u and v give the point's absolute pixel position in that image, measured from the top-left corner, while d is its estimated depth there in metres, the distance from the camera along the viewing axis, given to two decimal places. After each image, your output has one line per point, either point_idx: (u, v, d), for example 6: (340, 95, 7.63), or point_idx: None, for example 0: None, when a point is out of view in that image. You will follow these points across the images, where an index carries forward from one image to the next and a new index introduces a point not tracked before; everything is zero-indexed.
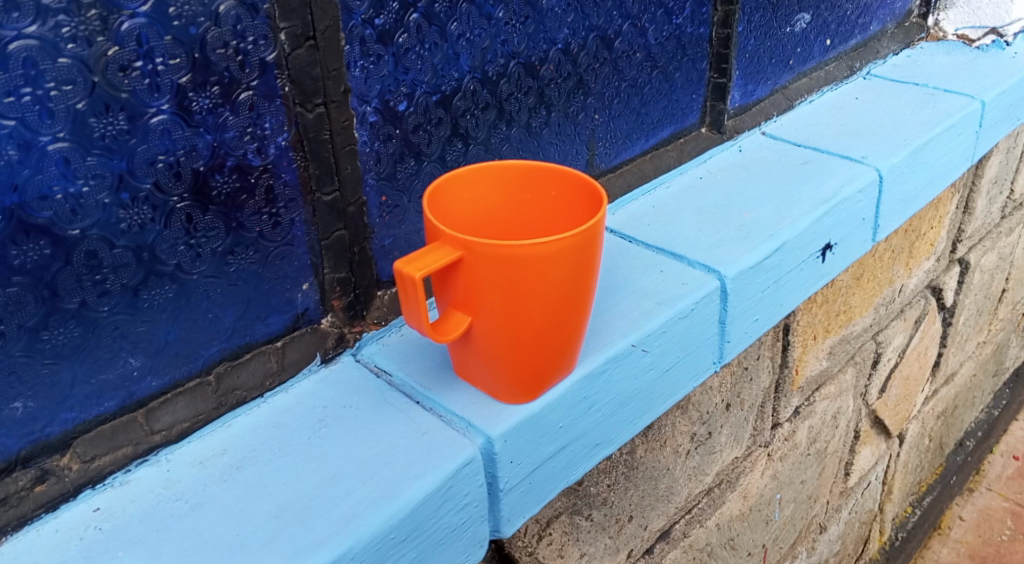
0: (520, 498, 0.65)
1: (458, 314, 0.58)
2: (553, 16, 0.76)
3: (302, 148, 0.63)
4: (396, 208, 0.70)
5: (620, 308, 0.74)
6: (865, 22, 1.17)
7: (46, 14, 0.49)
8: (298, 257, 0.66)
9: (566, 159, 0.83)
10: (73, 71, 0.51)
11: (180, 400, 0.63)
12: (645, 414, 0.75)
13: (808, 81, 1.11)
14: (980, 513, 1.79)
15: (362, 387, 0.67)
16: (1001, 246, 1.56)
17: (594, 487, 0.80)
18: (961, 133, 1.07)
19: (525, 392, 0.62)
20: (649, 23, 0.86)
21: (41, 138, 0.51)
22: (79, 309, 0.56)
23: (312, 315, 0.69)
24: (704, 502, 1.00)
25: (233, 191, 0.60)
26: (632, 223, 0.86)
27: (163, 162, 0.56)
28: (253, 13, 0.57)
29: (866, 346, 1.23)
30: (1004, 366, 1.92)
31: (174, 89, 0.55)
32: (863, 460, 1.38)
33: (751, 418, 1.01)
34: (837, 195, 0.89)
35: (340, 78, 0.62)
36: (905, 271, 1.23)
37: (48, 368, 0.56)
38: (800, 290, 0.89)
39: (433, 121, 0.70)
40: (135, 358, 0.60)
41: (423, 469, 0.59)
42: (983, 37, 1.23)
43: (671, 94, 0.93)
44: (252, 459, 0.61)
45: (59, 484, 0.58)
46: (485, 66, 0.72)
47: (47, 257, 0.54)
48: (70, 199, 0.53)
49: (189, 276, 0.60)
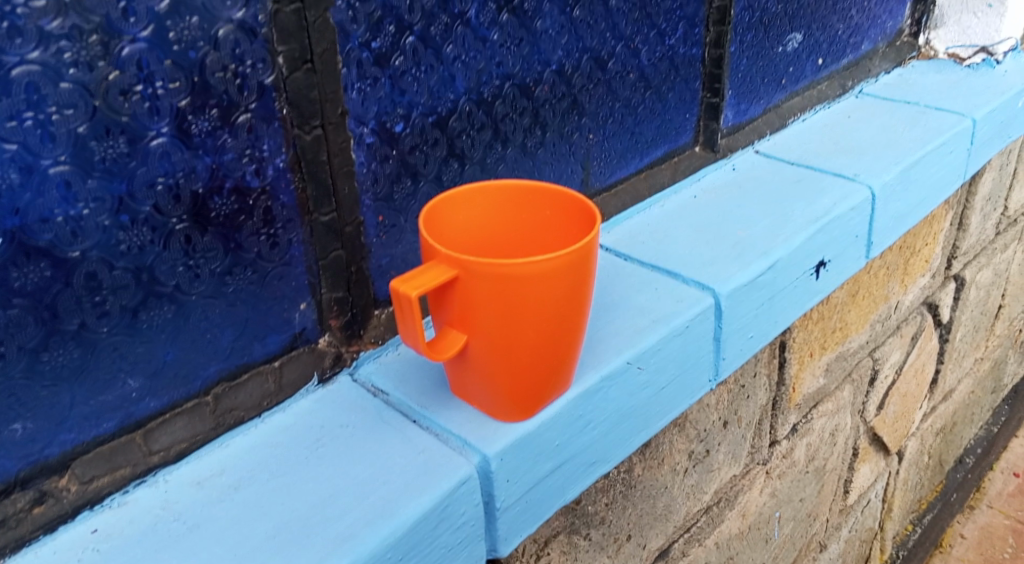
0: (517, 517, 0.65)
1: (454, 332, 0.59)
2: (548, 39, 0.77)
3: (300, 169, 0.63)
4: (393, 228, 0.71)
5: (615, 325, 0.74)
6: (856, 42, 1.18)
7: (49, 40, 0.50)
8: (296, 277, 0.66)
9: (562, 178, 0.84)
10: (74, 95, 0.52)
11: (179, 420, 0.63)
12: (642, 432, 0.75)
13: (800, 99, 1.12)
14: (981, 531, 1.79)
15: (359, 406, 0.67)
16: (996, 262, 1.56)
17: (592, 506, 0.80)
18: (952, 150, 1.08)
19: (521, 410, 0.63)
20: (642, 44, 0.87)
21: (43, 161, 0.52)
22: (78, 330, 0.56)
23: (310, 335, 0.69)
24: (704, 520, 1.00)
25: (232, 212, 0.60)
26: (627, 241, 0.87)
27: (162, 184, 0.56)
28: (252, 37, 0.58)
29: (863, 363, 1.24)
30: (1002, 382, 1.92)
31: (174, 112, 0.55)
32: (862, 477, 1.38)
33: (749, 436, 1.01)
34: (830, 212, 0.90)
35: (337, 100, 0.63)
36: (900, 288, 1.24)
37: (47, 390, 0.56)
38: (794, 307, 0.90)
39: (429, 141, 0.71)
40: (134, 379, 0.60)
41: (420, 488, 0.59)
42: (973, 56, 1.25)
43: (665, 113, 0.94)
44: (249, 479, 0.61)
45: (56, 506, 0.58)
46: (480, 87, 0.73)
47: (48, 278, 0.54)
48: (70, 222, 0.54)
49: (187, 297, 0.60)
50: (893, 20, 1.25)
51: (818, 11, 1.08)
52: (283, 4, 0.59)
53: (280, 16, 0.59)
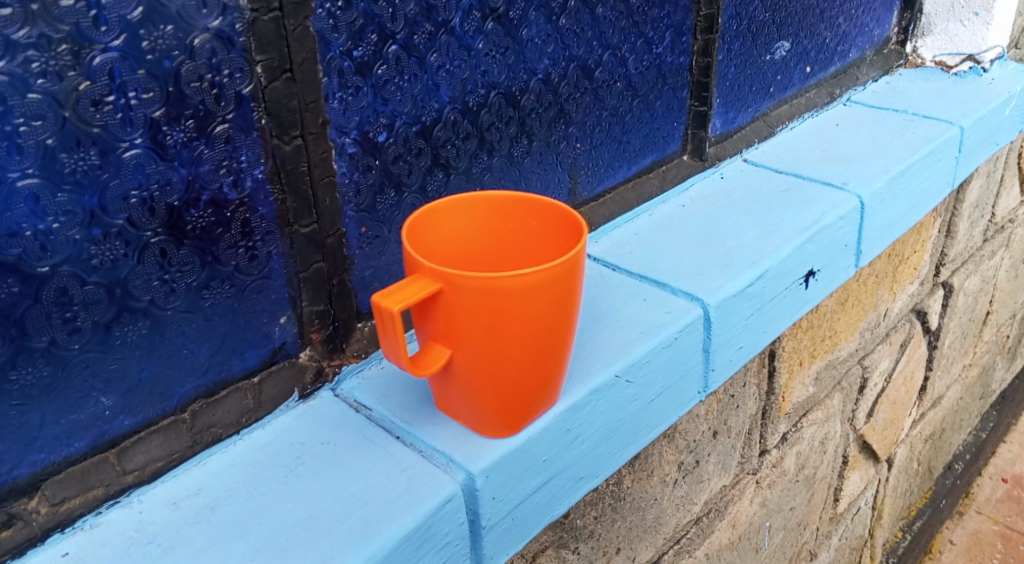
0: (503, 535, 0.64)
1: (438, 347, 0.57)
2: (534, 47, 0.76)
3: (279, 180, 0.62)
4: (377, 239, 0.70)
5: (603, 338, 0.73)
6: (844, 50, 1.18)
7: (16, 49, 0.48)
8: (275, 290, 0.65)
9: (549, 188, 0.83)
10: (43, 106, 0.50)
11: (154, 438, 0.61)
12: (631, 445, 0.74)
13: (788, 108, 1.11)
14: (970, 537, 1.77)
15: (341, 423, 0.66)
16: (984, 268, 1.56)
17: (581, 520, 0.79)
18: (941, 157, 1.07)
19: (507, 426, 0.61)
20: (629, 53, 0.86)
21: (10, 174, 0.50)
22: (48, 347, 0.55)
23: (290, 349, 0.68)
24: (694, 531, 0.98)
25: (209, 225, 0.59)
26: (615, 250, 0.86)
27: (136, 197, 0.55)
28: (229, 46, 0.56)
29: (852, 371, 1.23)
30: (990, 388, 1.92)
31: (148, 123, 0.54)
32: (852, 485, 1.37)
33: (738, 445, 1.00)
34: (820, 221, 0.89)
35: (317, 110, 0.62)
36: (889, 295, 1.23)
37: (16, 409, 0.55)
38: (784, 316, 0.89)
39: (413, 151, 0.69)
40: (107, 397, 0.58)
41: (402, 507, 0.58)
42: (960, 63, 1.25)
43: (653, 122, 0.93)
44: (227, 498, 0.60)
45: (25, 528, 0.56)
46: (465, 96, 0.72)
47: (16, 294, 0.52)
48: (40, 236, 0.52)
49: (163, 312, 0.59)
50: (880, 28, 1.25)
51: (806, 19, 1.07)
52: (261, 12, 0.57)
53: (258, 25, 0.57)
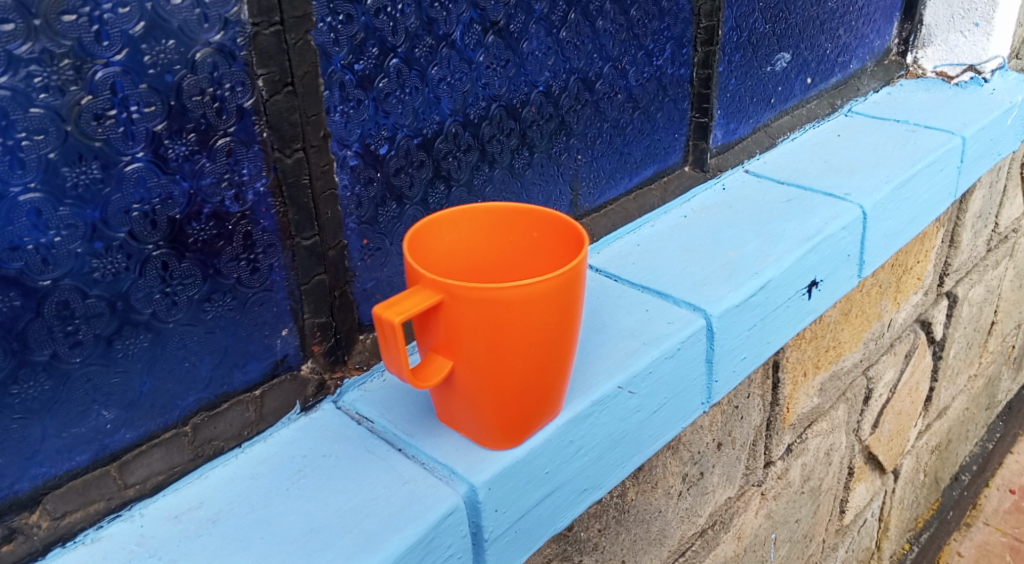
0: (506, 548, 0.64)
1: (440, 358, 0.57)
2: (534, 60, 0.76)
3: (281, 193, 0.62)
4: (378, 251, 0.70)
5: (604, 349, 0.73)
6: (845, 61, 1.18)
7: (18, 65, 0.49)
8: (277, 303, 0.65)
9: (550, 200, 0.83)
10: (45, 120, 0.50)
11: (156, 452, 0.61)
12: (634, 458, 0.74)
13: (790, 118, 1.12)
14: (978, 549, 1.76)
15: (343, 435, 0.65)
16: (989, 279, 1.56)
17: (584, 532, 0.78)
18: (943, 167, 1.07)
19: (508, 438, 0.61)
20: (629, 65, 0.86)
21: (12, 189, 0.50)
22: (50, 360, 0.55)
23: (292, 361, 0.68)
24: (698, 543, 0.98)
25: (210, 237, 0.59)
26: (617, 261, 0.86)
27: (138, 210, 0.55)
28: (231, 59, 0.57)
29: (857, 382, 1.22)
30: (996, 400, 1.91)
31: (150, 136, 0.54)
32: (858, 497, 1.36)
33: (743, 457, 1.00)
34: (822, 231, 0.90)
35: (319, 123, 0.62)
36: (893, 306, 1.23)
37: (18, 423, 0.55)
38: (787, 326, 0.89)
39: (414, 163, 0.69)
40: (109, 410, 0.58)
41: (405, 520, 0.58)
42: (961, 74, 1.25)
43: (654, 134, 0.93)
44: (229, 512, 0.60)
45: (26, 543, 0.56)
46: (466, 109, 0.72)
47: (17, 308, 0.53)
48: (41, 249, 0.52)
49: (164, 325, 0.59)
50: (880, 39, 1.25)
51: (806, 31, 1.08)
52: (263, 27, 0.58)
53: (258, 39, 0.58)
